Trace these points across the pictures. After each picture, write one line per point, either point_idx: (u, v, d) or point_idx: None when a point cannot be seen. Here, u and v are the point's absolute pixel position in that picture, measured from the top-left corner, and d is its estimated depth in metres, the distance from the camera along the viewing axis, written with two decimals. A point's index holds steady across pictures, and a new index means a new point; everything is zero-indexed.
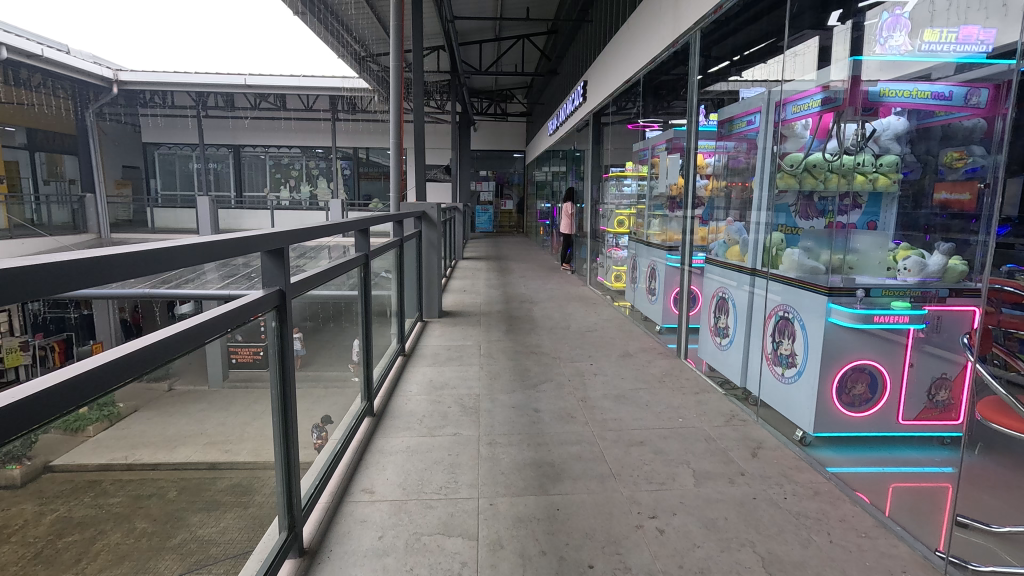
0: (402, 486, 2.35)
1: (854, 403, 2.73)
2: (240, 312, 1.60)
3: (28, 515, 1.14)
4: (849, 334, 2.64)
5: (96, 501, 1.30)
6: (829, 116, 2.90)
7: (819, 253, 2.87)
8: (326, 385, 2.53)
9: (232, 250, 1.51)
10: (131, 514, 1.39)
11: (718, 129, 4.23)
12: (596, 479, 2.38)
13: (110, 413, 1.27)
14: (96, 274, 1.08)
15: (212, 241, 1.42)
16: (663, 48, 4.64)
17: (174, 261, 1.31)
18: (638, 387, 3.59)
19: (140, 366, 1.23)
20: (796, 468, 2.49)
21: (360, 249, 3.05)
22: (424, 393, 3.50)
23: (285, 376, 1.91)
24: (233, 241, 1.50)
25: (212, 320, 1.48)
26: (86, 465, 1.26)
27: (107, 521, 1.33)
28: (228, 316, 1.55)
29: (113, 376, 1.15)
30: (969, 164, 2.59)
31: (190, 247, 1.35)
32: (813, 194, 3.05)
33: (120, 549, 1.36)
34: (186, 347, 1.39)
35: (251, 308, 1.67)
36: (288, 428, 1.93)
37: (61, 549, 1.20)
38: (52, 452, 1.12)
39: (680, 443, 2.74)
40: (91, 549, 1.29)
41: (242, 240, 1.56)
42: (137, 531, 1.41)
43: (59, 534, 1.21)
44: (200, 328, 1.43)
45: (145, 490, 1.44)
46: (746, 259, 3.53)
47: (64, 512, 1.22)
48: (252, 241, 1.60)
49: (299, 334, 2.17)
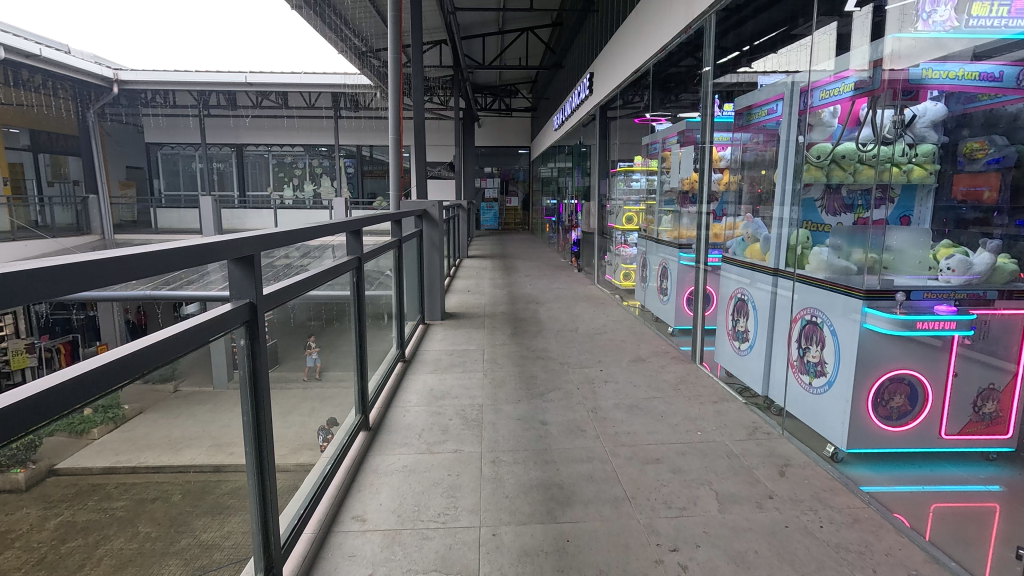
0: (397, 513, 2.15)
1: (892, 416, 2.47)
2: (212, 325, 1.43)
3: (32, 519, 1.17)
4: (887, 342, 2.38)
5: (100, 504, 1.32)
6: (863, 101, 2.64)
7: (851, 252, 2.65)
8: (310, 404, 2.31)
9: (178, 264, 1.31)
10: (134, 518, 1.42)
11: (735, 119, 3.90)
12: (610, 504, 2.17)
13: (116, 415, 1.26)
14: (87, 279, 1.05)
15: (154, 251, 1.23)
16: (675, 34, 4.34)
17: (116, 274, 1.12)
18: (652, 396, 3.36)
19: (143, 365, 1.20)
20: (830, 490, 2.26)
21: (353, 252, 2.81)
22: (423, 403, 3.30)
23: (259, 400, 1.68)
24: (178, 250, 1.30)
25: (184, 333, 1.32)
26: (89, 469, 1.28)
27: (111, 525, 1.36)
28: (200, 329, 1.39)
29: (112, 380, 1.11)
30: (992, 155, 2.46)
31: (131, 258, 1.16)
32: (841, 187, 2.84)
33: (124, 554, 1.40)
34: (160, 360, 1.25)
35: (224, 321, 1.49)
36: (263, 459, 1.71)
37: (64, 554, 1.24)
38: (57, 455, 1.14)
39: (701, 460, 2.52)
40: (94, 555, 1.32)
41: (195, 250, 1.36)
42: (140, 535, 1.43)
43: (62, 539, 1.24)
44: (174, 340, 1.28)
45: (150, 493, 1.47)
46: (768, 259, 3.27)
47: (68, 516, 1.25)
48: (208, 253, 1.40)
49: (315, 349, 2.34)
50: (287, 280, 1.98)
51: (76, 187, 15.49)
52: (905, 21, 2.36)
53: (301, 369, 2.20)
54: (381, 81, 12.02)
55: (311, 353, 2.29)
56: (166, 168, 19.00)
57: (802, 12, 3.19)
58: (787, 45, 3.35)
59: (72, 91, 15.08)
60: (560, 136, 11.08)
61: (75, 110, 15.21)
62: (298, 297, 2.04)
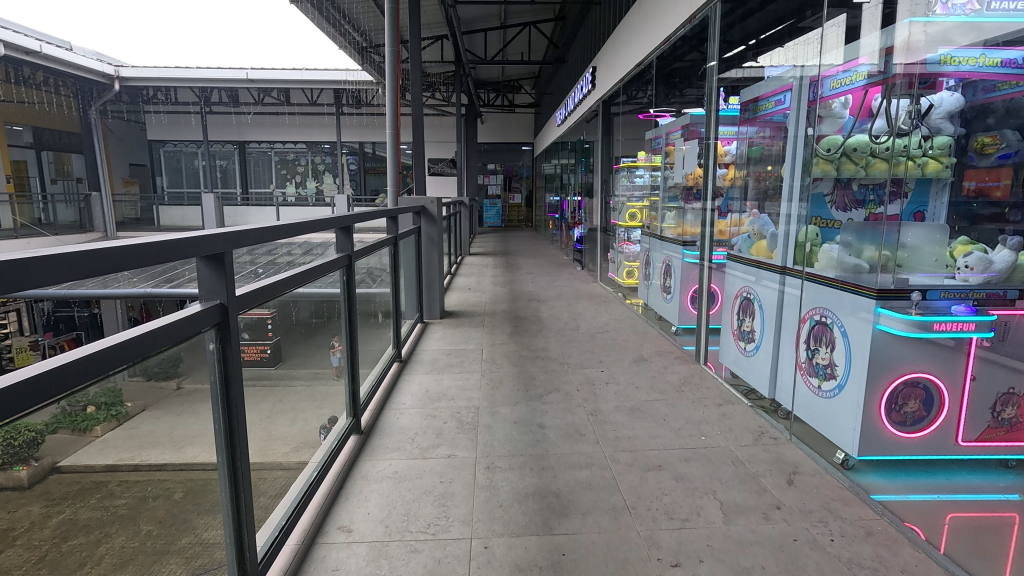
0: (385, 524, 2.05)
1: (906, 422, 2.34)
2: (168, 332, 1.29)
3: (33, 517, 1.23)
4: (904, 343, 2.25)
5: (101, 502, 1.39)
6: (877, 90, 2.51)
7: (862, 249, 2.49)
8: (291, 414, 2.20)
9: (112, 266, 1.12)
10: (136, 515, 1.47)
11: (740, 113, 3.74)
12: (608, 515, 2.07)
13: (118, 414, 1.34)
14: (57, 273, 0.98)
15: (83, 251, 1.04)
16: (680, 25, 4.16)
17: (37, 276, 0.94)
18: (654, 398, 3.25)
19: (131, 356, 1.18)
20: (841, 500, 2.14)
21: (343, 249, 2.69)
22: (418, 406, 3.19)
23: (231, 405, 1.57)
24: (114, 250, 1.11)
25: (126, 343, 1.15)
26: (93, 466, 1.36)
27: (113, 523, 1.42)
28: (152, 336, 1.24)
29: (109, 366, 1.11)
30: (1002, 150, 2.42)
31: (50, 258, 0.97)
32: (852, 180, 2.70)
33: (125, 552, 1.44)
34: (119, 364, 1.15)
35: (182, 327, 1.34)
36: (237, 467, 1.59)
37: (67, 551, 1.33)
38: (59, 452, 1.23)
39: (704, 467, 2.41)
40: (96, 553, 1.39)
41: (136, 248, 1.18)
42: (142, 533, 1.48)
43: (63, 537, 1.33)
44: (112, 352, 1.12)
45: (150, 491, 1.50)
46: (776, 256, 3.12)
47: (70, 515, 1.33)
48: (150, 254, 1.22)
49: (339, 349, 2.67)
50: (266, 280, 1.88)
51: (77, 184, 15.45)
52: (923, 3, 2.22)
53: (327, 367, 2.53)
54: (381, 76, 11.88)
55: (333, 354, 2.57)
56: (168, 165, 18.97)
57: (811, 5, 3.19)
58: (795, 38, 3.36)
59: (74, 88, 15.05)
60: (563, 133, 10.97)
61: (77, 107, 15.12)
62: (280, 295, 1.95)
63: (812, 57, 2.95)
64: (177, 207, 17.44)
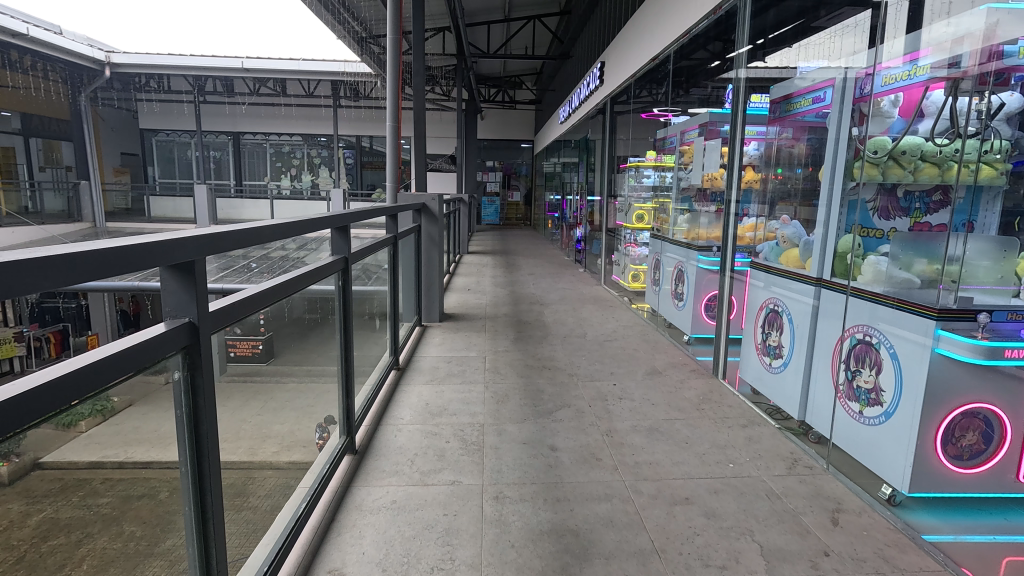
0: (382, 567, 1.79)
1: (962, 456, 2.12)
2: (166, 340, 1.15)
3: (13, 515, 1.03)
4: (966, 369, 2.01)
5: (84, 501, 1.19)
6: (939, 86, 2.28)
7: (912, 261, 2.28)
8: (267, 441, 1.94)
9: (61, 278, 0.86)
10: (120, 516, 1.25)
11: (771, 111, 3.44)
12: (635, 559, 1.83)
13: (105, 408, 1.09)
14: (52, 275, 0.84)
15: (84, 251, 0.89)
16: (701, 16, 3.84)
17: (31, 280, 0.80)
18: (674, 417, 3.00)
19: (129, 365, 1.04)
20: (895, 547, 1.90)
21: (338, 251, 2.42)
22: (417, 422, 2.94)
23: (201, 447, 1.30)
24: (68, 257, 0.86)
25: (121, 352, 1.02)
26: (77, 463, 1.14)
27: (96, 523, 1.22)
28: (149, 344, 1.10)
29: (108, 376, 0.98)
30: (1015, 159, 2.20)
31: (49, 259, 0.83)
32: (897, 187, 2.53)
33: (107, 554, 1.24)
34: (118, 376, 1.01)
35: (177, 335, 1.19)
36: (208, 521, 1.33)
37: (45, 554, 1.12)
38: (44, 447, 0.99)
39: (736, 501, 2.18)
40: (76, 554, 1.19)
41: (138, 250, 1.02)
42: (125, 535, 1.25)
43: (44, 538, 1.11)
44: (99, 368, 0.96)
45: (136, 489, 1.27)
46: (810, 266, 2.88)
47: (51, 514, 1.12)
48: (84, 266, 0.90)
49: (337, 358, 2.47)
50: (268, 283, 1.70)
51: (68, 173, 14.97)
52: (954, 4, 2.13)
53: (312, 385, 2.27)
54: (380, 68, 11.59)
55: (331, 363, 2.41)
56: (161, 154, 18.65)
57: (823, 3, 3.00)
58: (804, 38, 3.16)
59: (63, 74, 14.53)
60: (565, 130, 10.66)
61: (67, 94, 14.71)
62: (279, 299, 1.77)
63: (847, 53, 2.72)
64: (169, 199, 17.10)
